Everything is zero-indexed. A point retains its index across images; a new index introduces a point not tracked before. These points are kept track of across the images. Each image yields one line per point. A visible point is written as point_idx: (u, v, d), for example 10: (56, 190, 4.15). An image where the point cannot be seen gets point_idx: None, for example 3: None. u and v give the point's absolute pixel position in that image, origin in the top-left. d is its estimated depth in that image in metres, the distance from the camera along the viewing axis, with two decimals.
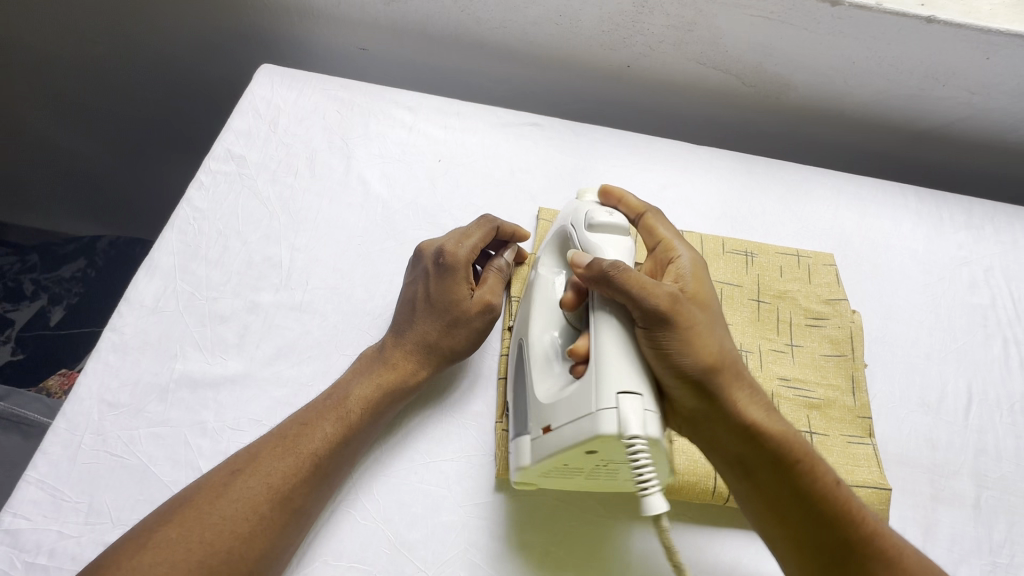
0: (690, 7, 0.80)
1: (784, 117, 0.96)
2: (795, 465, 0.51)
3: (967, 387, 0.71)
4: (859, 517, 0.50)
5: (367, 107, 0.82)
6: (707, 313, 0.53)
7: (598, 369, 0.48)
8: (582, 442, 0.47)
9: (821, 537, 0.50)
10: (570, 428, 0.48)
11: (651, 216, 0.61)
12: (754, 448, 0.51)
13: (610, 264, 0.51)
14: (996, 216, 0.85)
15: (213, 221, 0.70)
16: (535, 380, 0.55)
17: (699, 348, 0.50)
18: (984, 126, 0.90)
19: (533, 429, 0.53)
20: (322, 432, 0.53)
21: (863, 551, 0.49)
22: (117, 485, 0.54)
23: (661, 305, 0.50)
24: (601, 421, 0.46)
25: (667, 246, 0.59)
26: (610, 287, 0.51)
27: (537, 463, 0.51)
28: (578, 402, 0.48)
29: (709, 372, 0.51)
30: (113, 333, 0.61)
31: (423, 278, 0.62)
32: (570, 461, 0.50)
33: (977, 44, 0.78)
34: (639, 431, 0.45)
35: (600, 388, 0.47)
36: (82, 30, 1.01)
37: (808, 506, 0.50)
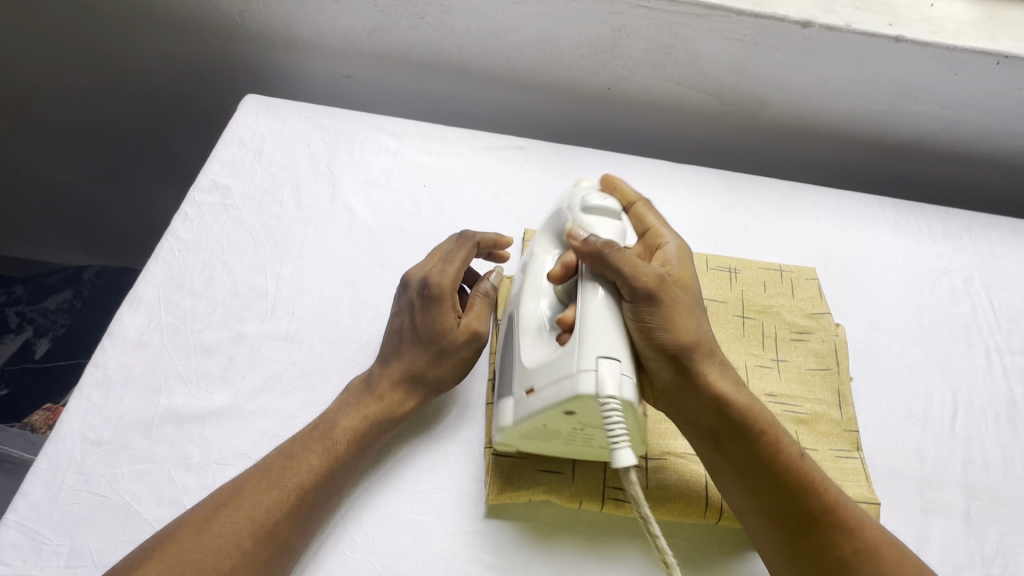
0: (666, 31, 0.82)
1: (763, 135, 0.98)
2: (767, 436, 0.53)
3: (953, 397, 0.71)
4: (824, 488, 0.52)
5: (352, 135, 0.83)
6: (688, 295, 0.55)
7: (580, 334, 0.50)
8: (561, 403, 0.49)
9: (789, 507, 0.51)
10: (550, 389, 0.50)
11: (641, 206, 0.62)
12: (732, 418, 0.53)
13: (605, 243, 0.52)
14: (973, 226, 0.86)
15: (199, 252, 0.70)
16: (521, 346, 0.55)
17: (681, 326, 0.53)
18: (957, 138, 0.93)
19: (516, 390, 0.54)
20: (308, 463, 0.53)
21: (828, 520, 0.51)
22: (98, 526, 0.53)
23: (650, 284, 0.52)
24: (580, 381, 0.47)
25: (656, 232, 0.60)
26: (603, 263, 0.52)
27: (516, 423, 0.53)
28: (560, 364, 0.50)
29: (688, 345, 0.53)
30: (96, 369, 0.61)
31: (409, 309, 0.62)
32: (548, 422, 0.52)
33: (944, 61, 0.80)
34: (615, 392, 0.47)
35: (580, 351, 0.49)
36: (68, 62, 1.02)
37: (777, 476, 0.52)
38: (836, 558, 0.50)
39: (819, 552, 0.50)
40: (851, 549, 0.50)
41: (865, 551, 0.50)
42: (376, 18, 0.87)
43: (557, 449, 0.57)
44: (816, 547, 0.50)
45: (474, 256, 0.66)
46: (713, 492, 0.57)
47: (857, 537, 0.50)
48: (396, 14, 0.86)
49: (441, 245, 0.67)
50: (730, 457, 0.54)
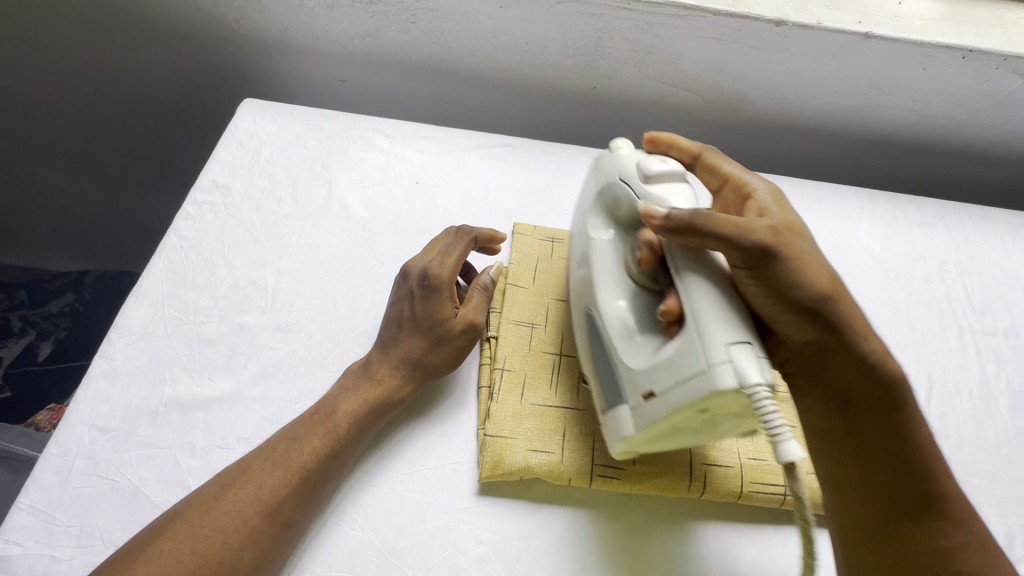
0: (646, 32, 0.85)
1: (744, 130, 1.01)
2: (892, 416, 0.54)
3: (928, 376, 0.74)
4: (940, 477, 0.53)
5: (347, 135, 0.86)
6: (802, 239, 0.55)
7: (697, 328, 0.49)
8: (696, 401, 0.48)
9: (907, 494, 0.52)
10: (681, 389, 0.50)
11: (712, 156, 0.63)
12: (856, 384, 0.54)
13: (693, 215, 0.52)
14: (947, 213, 0.90)
15: (200, 249, 0.73)
16: (623, 351, 0.57)
17: (803, 279, 0.53)
18: (930, 130, 0.96)
19: (632, 397, 0.55)
20: (310, 445, 0.55)
21: (941, 508, 0.52)
22: (108, 508, 0.55)
23: (765, 237, 0.52)
24: (717, 376, 0.47)
25: (740, 181, 0.61)
26: (698, 234, 0.52)
27: (645, 427, 0.53)
28: (685, 361, 0.49)
29: (812, 300, 0.53)
30: (102, 360, 0.63)
31: (409, 298, 0.65)
32: (677, 421, 0.52)
33: (913, 56, 0.84)
34: (759, 379, 0.46)
35: (705, 344, 0.48)
36: (69, 71, 1.05)
37: (901, 458, 0.53)
38: (943, 548, 0.51)
39: (926, 541, 0.51)
40: (959, 542, 0.51)
41: (970, 544, 0.51)
42: (368, 24, 0.91)
43: (681, 443, 0.57)
44: (924, 535, 0.51)
45: (472, 251, 0.69)
46: (696, 468, 0.60)
47: (963, 529, 0.52)
48: (388, 20, 0.90)
49: (440, 239, 0.70)
50: (854, 422, 0.55)
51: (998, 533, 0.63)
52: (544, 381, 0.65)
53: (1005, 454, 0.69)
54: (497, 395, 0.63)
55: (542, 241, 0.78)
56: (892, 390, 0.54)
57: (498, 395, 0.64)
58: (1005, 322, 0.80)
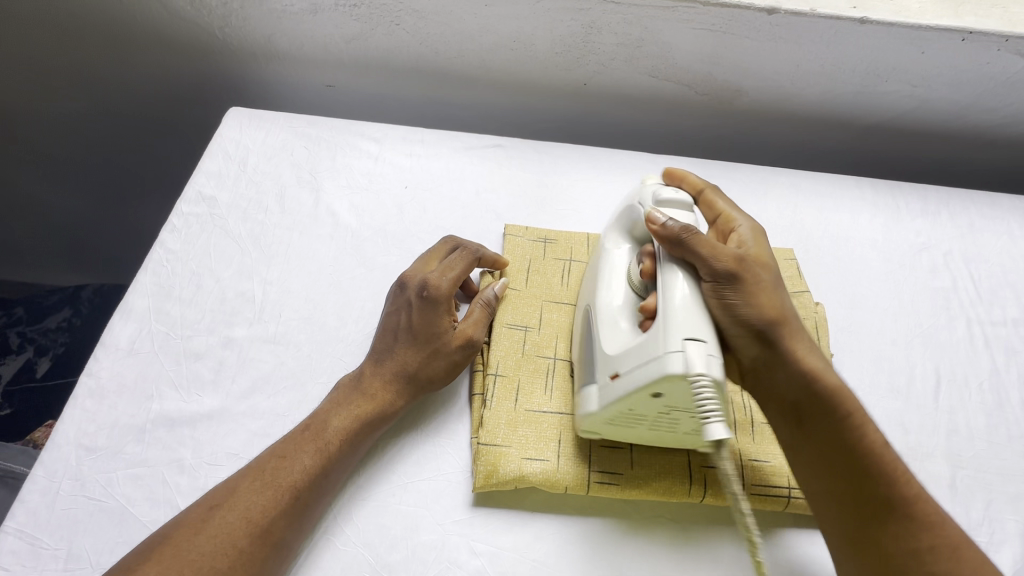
0: (636, 25, 0.84)
1: (739, 122, 0.99)
2: (845, 423, 0.53)
3: (935, 370, 0.72)
4: (900, 480, 0.52)
5: (334, 141, 0.85)
6: (766, 274, 0.56)
7: (664, 316, 0.50)
8: (646, 385, 0.49)
9: (867, 497, 0.51)
10: (636, 372, 0.50)
11: (710, 192, 0.64)
12: (811, 405, 0.54)
13: (685, 228, 0.54)
14: (951, 201, 0.87)
15: (187, 262, 0.72)
16: (603, 334, 0.57)
17: (759, 305, 0.53)
18: (931, 115, 0.94)
19: (600, 378, 0.56)
20: (300, 463, 0.54)
21: (906, 513, 0.51)
22: (95, 530, 0.54)
23: (730, 262, 0.53)
24: (667, 362, 0.48)
25: (728, 218, 0.62)
26: (681, 247, 0.53)
27: (603, 408, 0.54)
28: (645, 348, 0.50)
29: (767, 326, 0.53)
30: (89, 378, 0.62)
31: (407, 308, 0.63)
32: (632, 407, 0.52)
33: (911, 40, 0.81)
34: (704, 370, 0.47)
35: (665, 334, 0.49)
36: (57, 85, 1.05)
37: (856, 462, 0.52)
38: (912, 552, 0.49)
39: (898, 546, 0.50)
40: (928, 544, 0.49)
41: (941, 547, 0.49)
42: (353, 27, 0.89)
43: (645, 436, 0.57)
44: (890, 538, 0.50)
45: (474, 265, 0.68)
46: (696, 471, 0.59)
47: (931, 532, 0.50)
48: (372, 23, 0.88)
49: (441, 250, 0.69)
50: (812, 438, 0.54)
51: (1012, 532, 0.61)
52: (540, 387, 0.64)
53: (1017, 448, 0.67)
54: (490, 402, 0.62)
55: (535, 242, 0.76)
56: (848, 404, 0.54)
57: (492, 401, 0.62)
58: (1015, 311, 0.78)
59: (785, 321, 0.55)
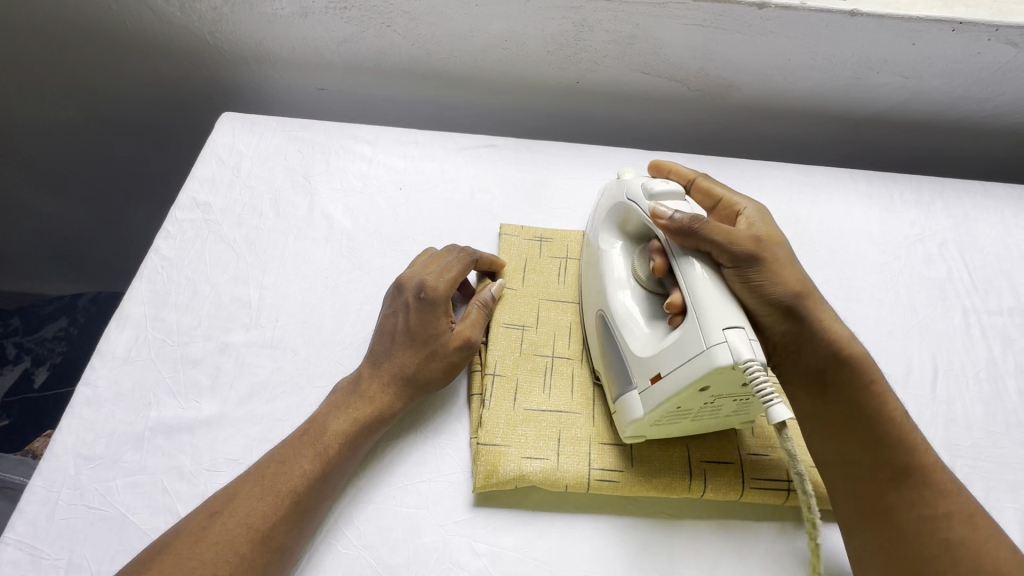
0: (627, 22, 0.84)
1: (732, 116, 0.99)
2: (864, 389, 0.56)
3: (932, 360, 0.72)
4: (917, 448, 0.54)
5: (327, 144, 0.85)
6: (783, 249, 0.57)
7: (699, 313, 0.51)
8: (699, 380, 0.49)
9: (885, 462, 0.53)
10: (682, 370, 0.50)
11: (702, 180, 0.64)
12: (837, 372, 0.56)
13: (693, 218, 0.54)
14: (944, 191, 0.88)
15: (182, 268, 0.72)
16: (630, 338, 0.58)
17: (782, 281, 0.55)
18: (924, 106, 0.94)
19: (639, 383, 0.55)
20: (299, 468, 0.54)
21: (923, 479, 0.52)
22: (95, 538, 0.54)
23: (748, 245, 0.54)
24: (715, 355, 0.48)
25: (729, 202, 0.62)
26: (693, 237, 0.54)
27: (649, 413, 0.53)
28: (687, 346, 0.51)
29: (792, 301, 0.55)
30: (86, 387, 0.62)
31: (404, 310, 0.63)
32: (681, 404, 0.52)
33: (902, 32, 0.81)
34: (752, 356, 0.48)
35: (706, 328, 0.50)
36: (51, 93, 1.05)
37: (877, 430, 0.54)
38: (927, 518, 0.51)
39: (912, 512, 0.51)
40: (943, 510, 0.51)
41: (957, 514, 0.50)
42: (344, 30, 0.89)
43: (684, 429, 0.57)
44: (908, 506, 0.51)
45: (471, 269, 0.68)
46: (695, 466, 0.59)
47: (947, 499, 0.51)
48: (363, 25, 0.88)
49: (438, 253, 0.69)
50: (834, 404, 0.57)
51: (1011, 519, 0.61)
52: (538, 386, 0.64)
53: (1015, 436, 0.67)
54: (488, 401, 0.62)
55: (530, 241, 0.76)
56: (867, 370, 0.56)
57: (490, 401, 0.62)
58: (1010, 300, 0.78)
59: (805, 293, 0.56)
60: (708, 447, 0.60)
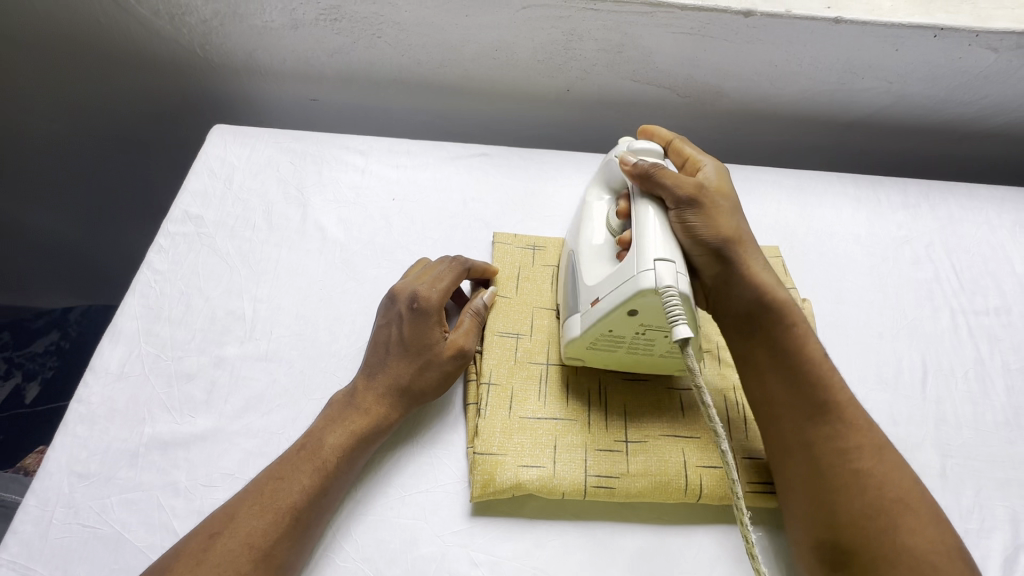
0: (615, 31, 0.85)
1: (721, 122, 1.00)
2: (791, 330, 0.58)
3: (922, 360, 0.73)
4: (834, 386, 0.56)
5: (319, 155, 0.85)
6: (725, 201, 0.61)
7: (637, 244, 0.55)
8: (625, 301, 0.54)
9: (807, 399, 0.55)
10: (615, 292, 0.55)
11: (677, 142, 0.67)
12: (762, 316, 0.59)
13: (652, 163, 0.59)
14: (931, 194, 0.89)
15: (175, 282, 0.72)
16: (583, 271, 0.61)
17: (715, 228, 0.59)
18: (909, 109, 0.96)
19: (581, 307, 0.59)
20: (298, 483, 0.54)
21: (838, 416, 0.54)
22: (91, 557, 0.54)
23: (689, 189, 0.59)
24: (641, 280, 0.53)
25: (695, 159, 0.65)
26: (648, 180, 0.59)
27: (584, 331, 0.58)
28: (622, 271, 0.55)
29: (722, 246, 0.59)
30: (79, 404, 0.62)
31: (398, 321, 0.63)
32: (613, 327, 0.57)
33: (885, 38, 0.83)
34: (672, 285, 0.52)
35: (640, 255, 0.54)
36: (40, 107, 1.04)
37: (798, 369, 0.56)
38: (839, 450, 0.53)
39: (827, 445, 0.53)
40: (855, 444, 0.53)
41: (866, 447, 0.53)
42: (334, 41, 0.90)
43: (620, 359, 0.61)
44: (823, 439, 0.54)
45: (464, 277, 0.68)
46: (691, 470, 0.59)
47: (857, 435, 0.54)
48: (353, 37, 0.88)
49: (431, 263, 0.69)
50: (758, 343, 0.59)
51: (1003, 517, 0.62)
52: (534, 393, 0.64)
53: (1004, 435, 0.68)
54: (484, 411, 0.62)
55: (523, 249, 0.77)
56: (792, 315, 0.58)
57: (486, 410, 0.62)
58: (997, 300, 0.79)
59: (737, 239, 0.60)
60: (705, 452, 0.61)
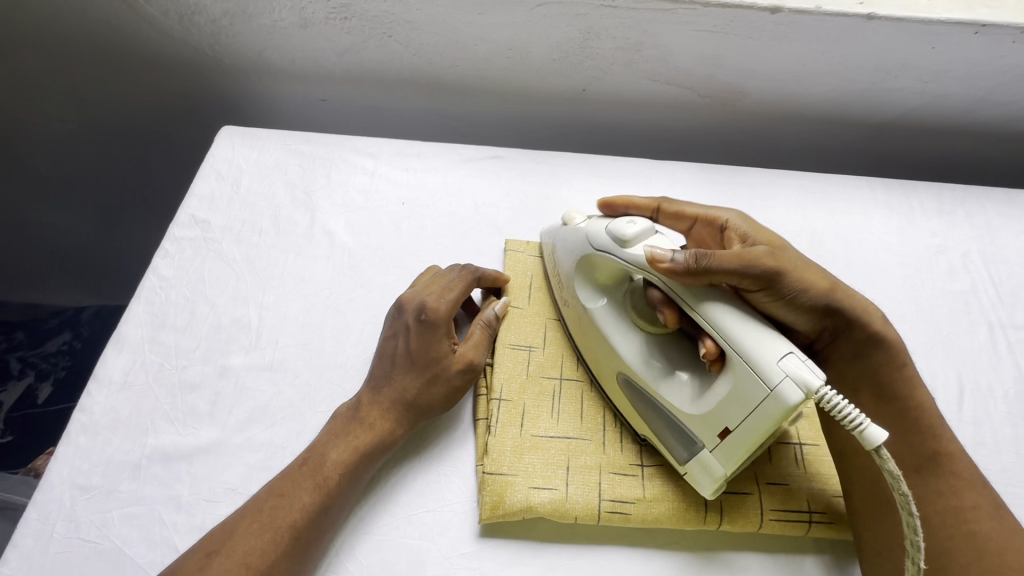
0: (634, 29, 0.81)
1: (743, 124, 0.97)
2: (901, 376, 0.56)
3: (958, 378, 0.69)
4: (945, 436, 0.54)
5: (328, 158, 0.83)
6: (792, 251, 0.56)
7: (742, 355, 0.48)
8: (779, 419, 0.47)
9: (910, 451, 0.54)
10: (756, 415, 0.48)
11: (666, 204, 0.63)
12: (871, 359, 0.57)
13: (698, 255, 0.50)
14: (967, 199, 0.84)
15: (180, 289, 0.70)
16: (671, 396, 0.54)
17: (810, 284, 0.55)
18: (945, 110, 0.91)
19: (705, 440, 0.52)
20: (299, 501, 0.52)
21: (947, 468, 0.53)
22: (91, 573, 0.52)
23: (763, 263, 0.52)
24: (785, 392, 0.46)
25: (709, 216, 0.61)
26: (705, 274, 0.51)
27: (733, 463, 0.51)
28: (747, 391, 0.48)
29: (823, 300, 0.55)
30: (82, 414, 0.61)
31: (404, 332, 0.61)
32: (762, 443, 0.50)
33: (922, 35, 0.78)
34: (821, 381, 0.45)
35: (761, 367, 0.47)
36: (50, 107, 1.04)
37: (905, 415, 0.55)
38: (952, 509, 0.51)
39: (933, 501, 0.52)
40: (969, 503, 0.51)
41: (981, 505, 0.51)
42: (344, 40, 0.87)
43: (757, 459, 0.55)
44: (931, 495, 0.52)
45: (474, 286, 0.66)
46: (711, 495, 0.56)
47: (972, 491, 0.51)
48: (363, 36, 0.86)
49: (440, 272, 0.67)
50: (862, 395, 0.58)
51: None
52: (546, 410, 0.61)
53: None
54: (494, 428, 0.60)
55: (536, 257, 0.74)
56: (901, 359, 0.57)
57: (497, 428, 0.60)
58: None
59: (832, 288, 0.56)
60: (726, 476, 0.58)
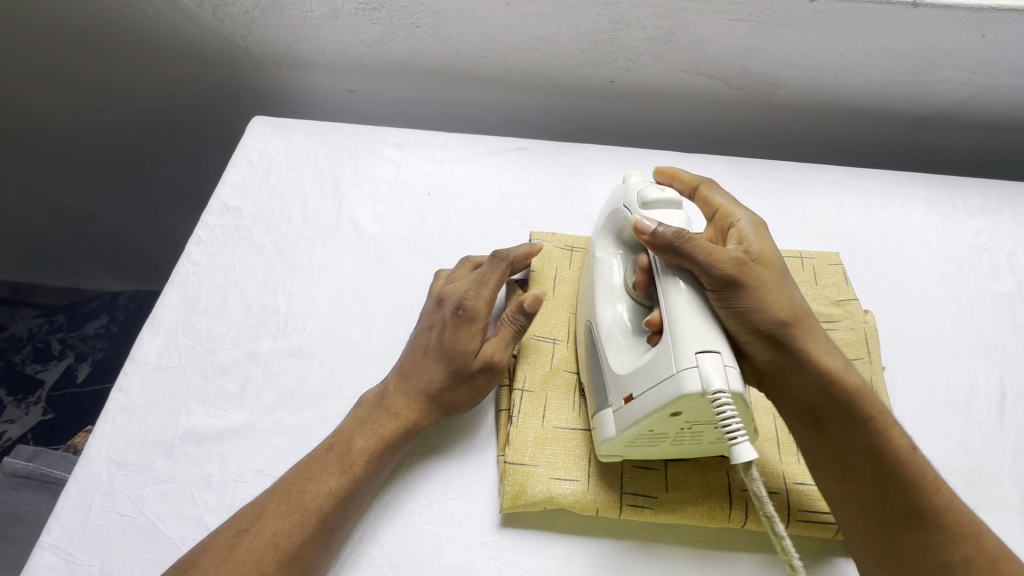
0: (666, 18, 0.79)
1: (776, 117, 0.94)
2: (868, 424, 0.51)
3: (1000, 383, 0.66)
4: (930, 487, 0.49)
5: (356, 148, 0.84)
6: (773, 272, 0.52)
7: (671, 334, 0.47)
8: (665, 405, 0.46)
9: (892, 502, 0.50)
10: (652, 395, 0.47)
11: (705, 187, 0.60)
12: (830, 399, 0.52)
13: (677, 233, 0.49)
14: (1014, 197, 0.80)
15: (212, 274, 0.72)
16: (610, 354, 0.55)
17: (769, 308, 0.50)
18: (993, 102, 0.87)
19: (614, 401, 0.53)
20: (325, 485, 0.53)
21: (936, 522, 0.48)
22: (127, 546, 0.54)
23: (731, 268, 0.49)
24: (683, 381, 0.44)
25: (727, 211, 0.58)
26: (676, 253, 0.49)
27: (622, 432, 0.51)
28: (657, 367, 0.47)
29: (777, 331, 0.51)
30: (120, 394, 0.63)
31: (441, 324, 0.61)
32: (654, 426, 0.49)
33: (971, 23, 0.75)
34: (723, 386, 0.43)
35: (676, 350, 0.46)
36: (90, 98, 1.08)
37: (874, 461, 0.51)
38: (940, 565, 0.48)
39: (924, 558, 0.48)
40: (961, 558, 0.47)
41: (977, 561, 0.47)
42: (373, 31, 0.88)
43: (668, 450, 0.54)
44: (918, 551, 0.48)
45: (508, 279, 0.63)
46: (736, 494, 0.55)
47: (964, 544, 0.48)
48: (393, 26, 0.87)
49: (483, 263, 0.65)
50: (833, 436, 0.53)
51: None
52: (568, 403, 0.61)
53: None
54: (516, 418, 0.59)
55: (562, 249, 0.73)
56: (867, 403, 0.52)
57: (519, 418, 0.60)
58: None
59: (794, 321, 0.51)
60: (750, 475, 0.57)
